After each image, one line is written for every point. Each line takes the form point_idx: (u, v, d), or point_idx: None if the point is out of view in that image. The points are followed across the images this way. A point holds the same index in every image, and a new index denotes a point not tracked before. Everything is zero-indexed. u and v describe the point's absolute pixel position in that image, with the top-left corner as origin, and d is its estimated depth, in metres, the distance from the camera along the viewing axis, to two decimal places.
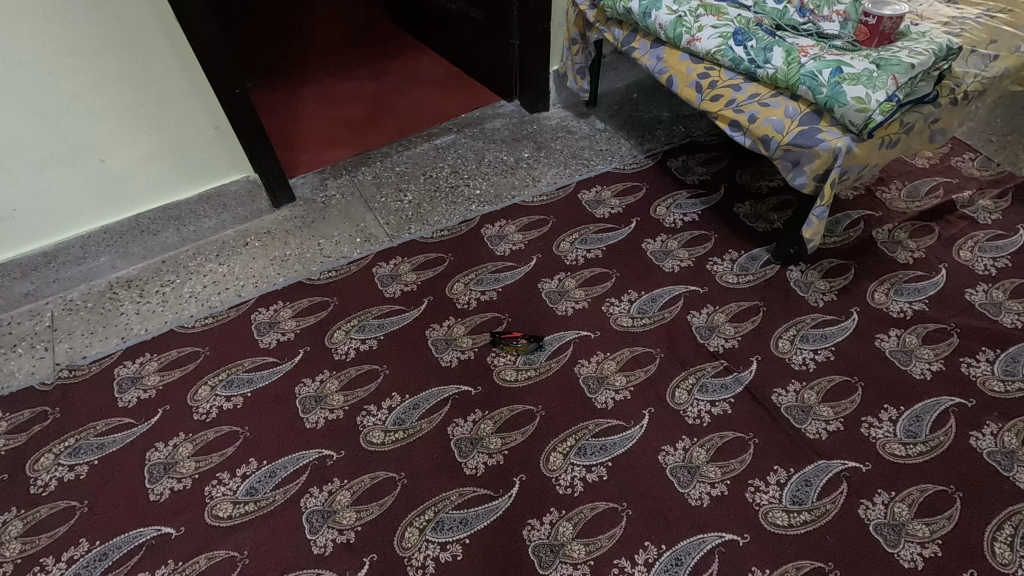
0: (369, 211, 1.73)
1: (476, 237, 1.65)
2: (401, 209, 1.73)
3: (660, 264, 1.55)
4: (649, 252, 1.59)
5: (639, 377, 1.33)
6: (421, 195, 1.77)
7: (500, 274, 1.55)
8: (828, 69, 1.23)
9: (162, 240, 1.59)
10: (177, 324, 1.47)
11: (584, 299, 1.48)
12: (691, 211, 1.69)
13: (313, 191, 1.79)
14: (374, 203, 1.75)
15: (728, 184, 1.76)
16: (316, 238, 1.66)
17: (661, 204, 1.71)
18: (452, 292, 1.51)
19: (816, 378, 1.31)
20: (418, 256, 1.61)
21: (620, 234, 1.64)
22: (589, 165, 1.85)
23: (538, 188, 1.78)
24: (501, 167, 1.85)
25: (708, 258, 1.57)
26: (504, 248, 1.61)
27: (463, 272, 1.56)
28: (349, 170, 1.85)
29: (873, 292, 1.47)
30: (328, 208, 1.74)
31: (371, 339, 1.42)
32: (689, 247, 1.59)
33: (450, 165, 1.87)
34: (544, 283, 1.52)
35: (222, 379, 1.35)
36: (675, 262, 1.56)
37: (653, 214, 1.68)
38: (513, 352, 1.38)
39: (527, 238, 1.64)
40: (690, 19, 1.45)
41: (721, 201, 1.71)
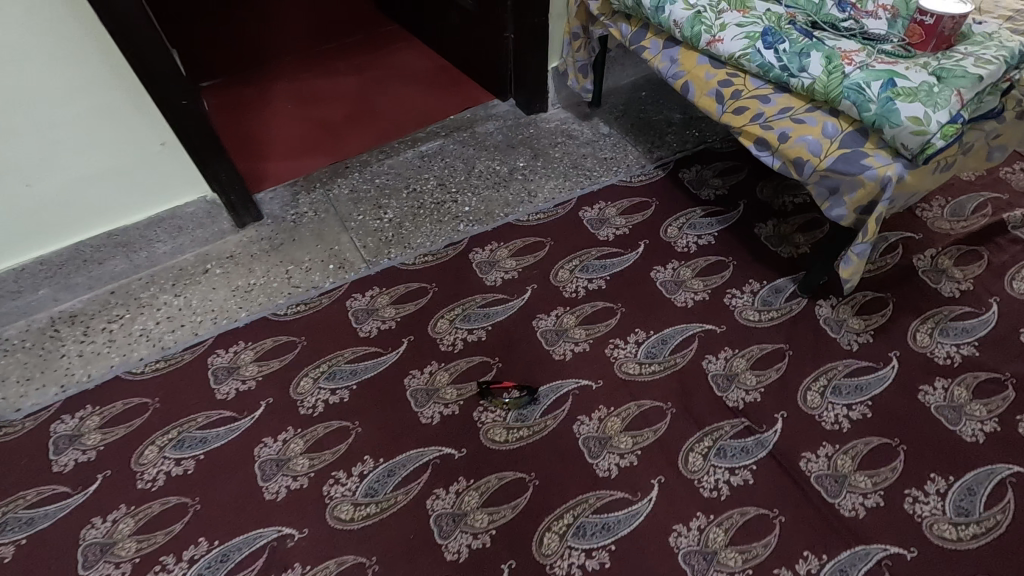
0: (345, 232, 1.54)
1: (464, 263, 1.46)
2: (381, 229, 1.54)
3: (671, 298, 1.37)
4: (659, 283, 1.40)
5: (647, 438, 1.16)
6: (403, 213, 1.58)
7: (491, 308, 1.37)
8: (878, 82, 1.03)
9: (110, 269, 1.41)
10: (124, 370, 1.29)
11: (585, 340, 1.31)
12: (707, 233, 1.50)
13: (283, 208, 1.60)
14: (350, 222, 1.57)
15: (748, 200, 1.56)
16: (284, 265, 1.48)
17: (673, 224, 1.52)
18: (436, 330, 1.34)
19: (850, 440, 1.14)
20: (398, 286, 1.42)
21: (627, 260, 1.45)
22: (591, 177, 1.65)
23: (534, 205, 1.58)
24: (493, 179, 1.66)
25: (726, 290, 1.38)
26: (495, 277, 1.43)
27: (449, 306, 1.38)
28: (324, 182, 1.66)
29: (915, 333, 1.29)
30: (299, 229, 1.55)
31: (342, 389, 1.25)
32: (704, 277, 1.41)
33: (436, 177, 1.67)
34: (539, 321, 1.34)
35: (172, 438, 1.19)
36: (688, 295, 1.37)
37: (664, 237, 1.49)
38: (503, 406, 1.21)
39: (521, 265, 1.45)
40: (710, 15, 1.23)
41: (740, 221, 1.52)
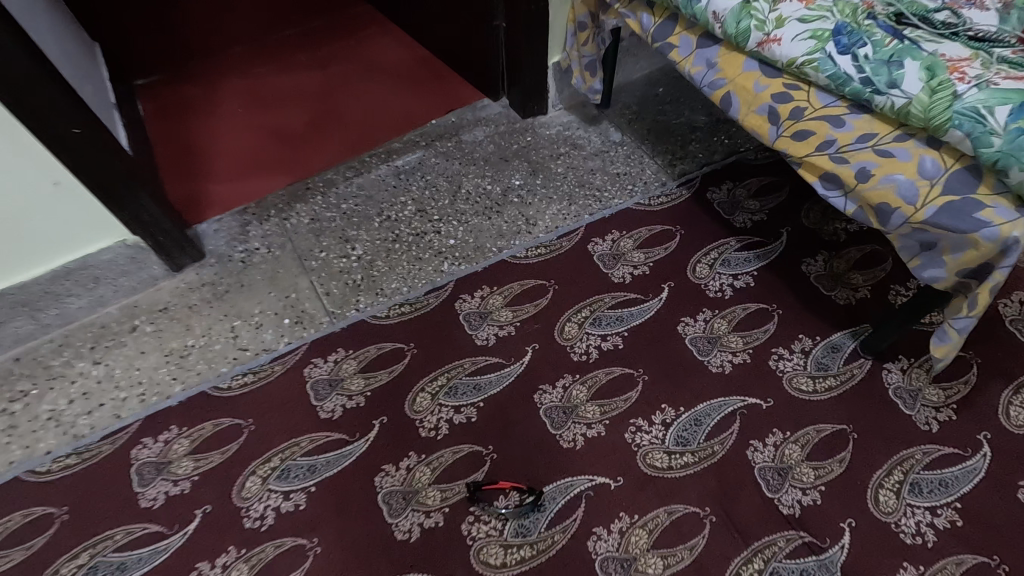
0: (304, 276, 1.27)
1: (449, 315, 1.20)
2: (347, 271, 1.27)
3: (704, 361, 1.12)
4: (689, 340, 1.14)
5: (682, 559, 0.92)
6: (374, 249, 1.31)
7: (482, 377, 1.12)
8: (1005, 106, 0.74)
9: (10, 332, 1.14)
10: (27, 469, 1.04)
11: (599, 421, 1.05)
12: (745, 273, 1.23)
13: (229, 244, 1.32)
14: (310, 262, 1.29)
15: (793, 228, 1.29)
16: (229, 319, 1.21)
17: (702, 261, 1.25)
18: (414, 409, 1.08)
19: (938, 560, 0.90)
20: (368, 348, 1.16)
21: (647, 309, 1.19)
22: (602, 199, 1.36)
23: (533, 237, 1.31)
24: (483, 203, 1.38)
25: (771, 350, 1.13)
26: (487, 334, 1.17)
27: (430, 375, 1.12)
28: (279, 209, 1.38)
29: (1007, 406, 1.04)
30: (249, 271, 1.28)
31: (299, 493, 1.00)
32: (742, 332, 1.15)
33: (414, 200, 1.39)
34: (541, 393, 1.09)
35: (81, 565, 0.95)
36: (725, 357, 1.12)
37: (691, 278, 1.23)
38: (499, 514, 0.96)
39: (518, 318, 1.19)
40: (763, 5, 0.94)
41: (783, 256, 1.25)
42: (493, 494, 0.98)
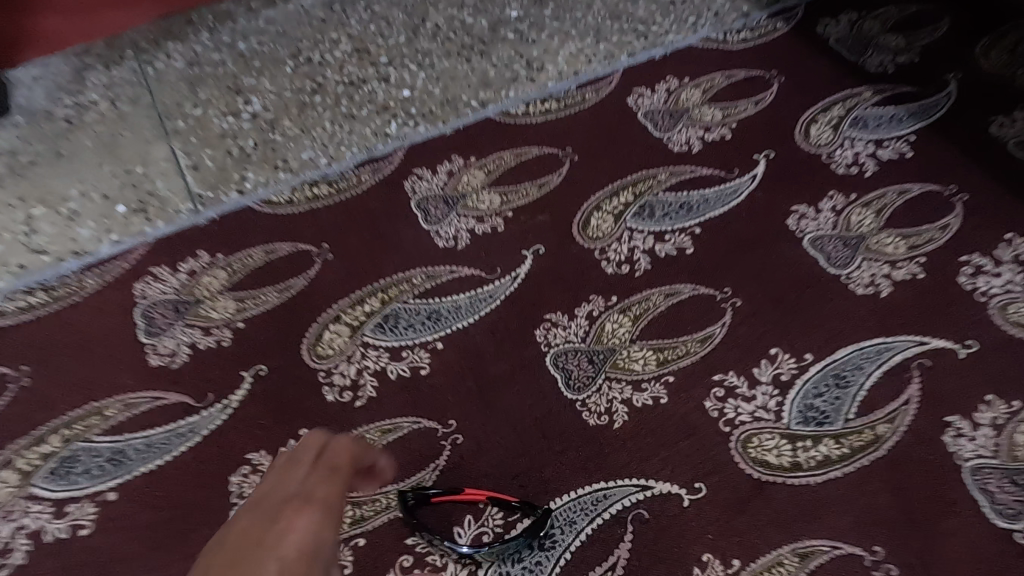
0: (161, 142, 0.77)
1: (393, 202, 0.71)
2: (232, 135, 0.78)
3: (841, 277, 0.63)
4: (808, 243, 0.65)
5: None
6: (282, 104, 0.81)
7: (443, 299, 0.63)
8: None
9: None
10: None
11: (654, 378, 0.57)
12: (894, 139, 0.73)
13: (53, 96, 0.83)
14: (174, 121, 0.79)
15: (965, 74, 0.79)
16: (27, 206, 0.72)
17: (819, 120, 0.75)
18: (320, 353, 0.60)
19: None
20: (251, 252, 0.67)
21: (732, 193, 0.69)
22: (648, 35, 0.85)
23: (539, 87, 0.81)
24: (460, 41, 0.87)
25: (958, 259, 0.63)
26: (456, 230, 0.68)
27: (354, 295, 0.64)
28: (141, 49, 0.88)
29: None
30: (75, 134, 0.78)
31: (85, 504, 0.53)
32: (901, 229, 0.66)
33: (352, 38, 0.88)
34: (548, 328, 0.60)
35: None
36: (877, 271, 0.63)
37: (804, 146, 0.73)
38: (464, 557, 0.50)
39: (511, 205, 0.70)
40: None
41: (955, 114, 0.75)
42: (454, 515, 0.52)
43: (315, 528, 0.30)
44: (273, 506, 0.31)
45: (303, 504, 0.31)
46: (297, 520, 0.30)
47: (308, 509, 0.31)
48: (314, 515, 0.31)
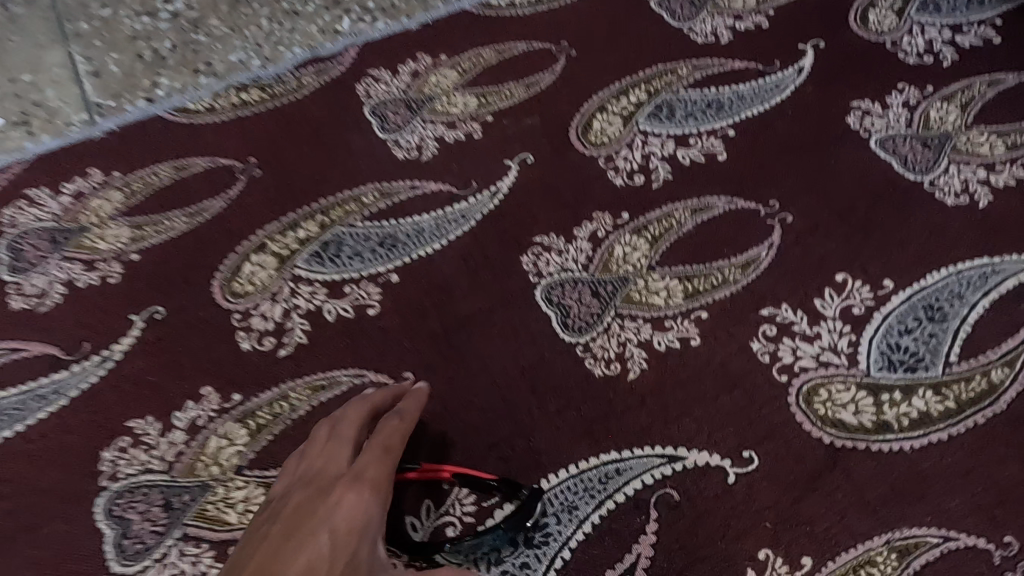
0: (54, 45, 0.62)
1: (340, 107, 0.55)
2: (145, 36, 0.61)
3: (923, 185, 0.47)
4: (877, 146, 0.50)
5: None
6: None
7: (402, 222, 0.48)
8: None
9: None
10: None
11: (681, 314, 0.42)
12: (976, 23, 0.57)
13: None
14: (74, 22, 0.62)
15: None
16: None
17: (877, 4, 0.58)
18: (236, 290, 0.45)
19: None
20: (156, 169, 0.52)
21: (774, 89, 0.54)
22: None
23: None
24: None
25: None
26: (421, 139, 0.53)
27: (285, 219, 0.49)
28: None
29: None
30: None
31: None
32: (995, 126, 0.51)
33: None
34: (538, 254, 0.46)
35: None
36: (971, 177, 0.48)
37: (861, 34, 0.57)
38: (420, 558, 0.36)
39: (492, 109, 0.54)
40: None
41: None
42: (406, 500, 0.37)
43: (361, 505, 0.33)
44: (324, 486, 0.34)
45: (344, 488, 0.33)
46: (343, 499, 0.33)
47: (355, 490, 0.33)
48: (359, 493, 0.33)
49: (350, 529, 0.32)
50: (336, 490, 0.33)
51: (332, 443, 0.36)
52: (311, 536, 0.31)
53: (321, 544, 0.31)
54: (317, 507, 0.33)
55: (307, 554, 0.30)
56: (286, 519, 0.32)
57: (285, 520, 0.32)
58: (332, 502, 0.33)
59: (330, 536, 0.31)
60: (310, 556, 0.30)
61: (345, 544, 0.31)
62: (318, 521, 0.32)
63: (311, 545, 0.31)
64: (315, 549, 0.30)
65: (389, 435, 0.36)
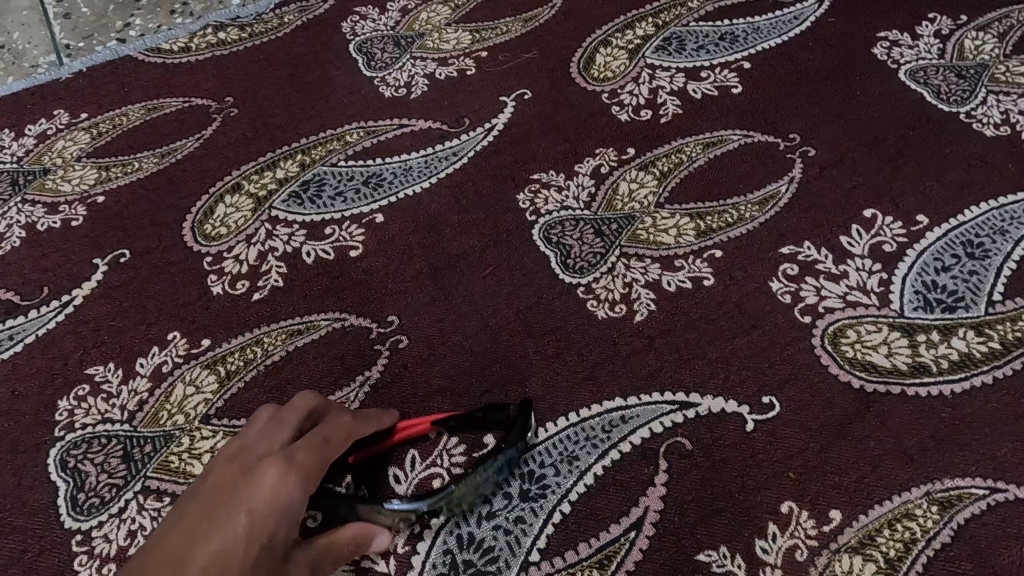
0: None
1: (323, 45, 0.51)
2: None
3: (959, 116, 0.43)
4: (907, 76, 0.46)
5: None
6: None
7: (389, 160, 0.45)
8: None
9: None
10: None
11: (693, 253, 0.39)
12: None
13: None
14: None
15: None
16: None
17: None
18: (207, 232, 0.42)
19: None
20: (127, 110, 0.49)
21: (793, 19, 0.50)
22: None
23: None
24: None
25: None
26: (410, 76, 0.49)
27: (262, 158, 0.45)
28: None
29: None
30: None
31: None
32: None
33: None
34: (535, 191, 0.42)
35: None
36: (1012, 106, 0.43)
37: None
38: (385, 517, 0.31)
39: (486, 45, 0.50)
40: None
41: None
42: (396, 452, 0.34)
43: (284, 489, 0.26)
44: (245, 462, 0.27)
45: (270, 464, 0.27)
46: (262, 480, 0.26)
47: (283, 470, 0.27)
48: (287, 477, 0.26)
49: (272, 517, 0.25)
50: (260, 466, 0.27)
51: (270, 421, 0.29)
52: (220, 526, 0.24)
53: (231, 538, 0.24)
54: (233, 487, 0.26)
55: (215, 547, 0.24)
56: (193, 503, 0.25)
57: (193, 501, 0.26)
58: (251, 484, 0.26)
59: (247, 525, 0.25)
60: (219, 550, 0.24)
61: (261, 535, 0.25)
62: (231, 506, 0.25)
63: (221, 534, 0.24)
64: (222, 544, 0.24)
65: (337, 427, 0.30)
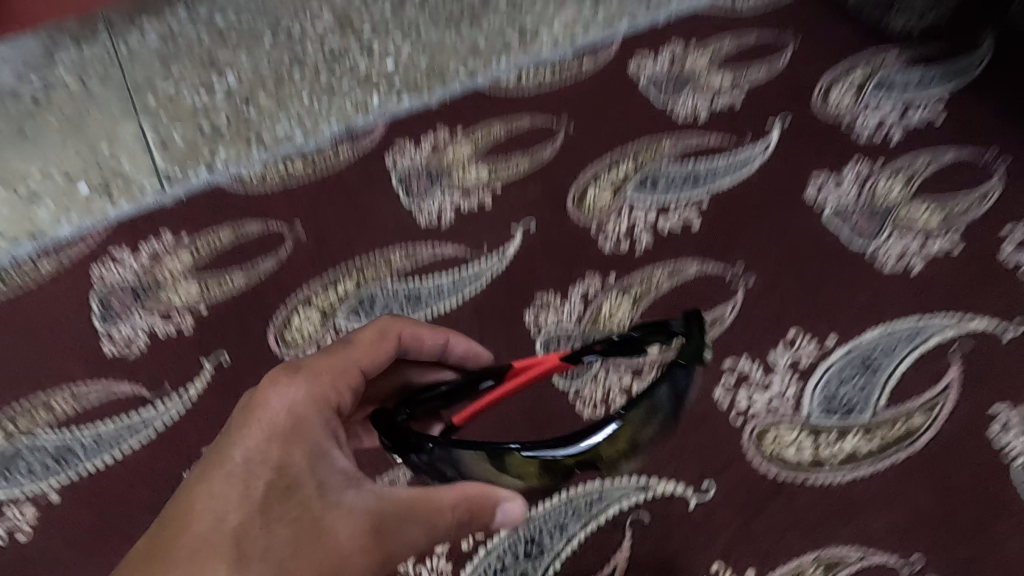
0: (129, 120, 0.73)
1: (371, 176, 0.65)
2: (205, 112, 0.73)
3: (866, 252, 0.56)
4: (830, 216, 0.58)
5: None
6: (257, 78, 0.76)
7: (426, 280, 0.58)
8: None
9: None
10: None
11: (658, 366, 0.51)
12: (925, 102, 0.66)
13: (20, 75, 0.79)
14: (145, 100, 0.75)
15: (1001, 29, 0.72)
16: None
17: (840, 83, 0.69)
18: (286, 339, 0.55)
19: None
20: (217, 231, 0.62)
21: (745, 163, 0.63)
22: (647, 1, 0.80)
23: (529, 56, 0.75)
24: (447, 11, 0.81)
25: (1000, 227, 0.57)
26: (440, 204, 0.62)
27: (326, 276, 0.58)
28: (114, 26, 0.84)
29: None
30: (43, 113, 0.75)
31: (34, 503, 0.49)
32: (935, 197, 0.59)
33: (334, 10, 0.83)
34: (538, 310, 0.55)
35: None
36: (908, 245, 0.56)
37: (821, 112, 0.66)
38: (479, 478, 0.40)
39: (499, 179, 0.64)
40: None
41: (987, 79, 0.68)
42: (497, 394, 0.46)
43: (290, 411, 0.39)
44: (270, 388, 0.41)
45: (275, 393, 0.40)
46: (273, 405, 0.40)
47: (291, 391, 0.40)
48: (292, 395, 0.40)
49: (279, 433, 0.39)
50: (271, 396, 0.40)
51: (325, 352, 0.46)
52: (236, 452, 0.38)
53: (245, 457, 0.37)
54: (254, 412, 0.40)
55: (232, 470, 0.37)
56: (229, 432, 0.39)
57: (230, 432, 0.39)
58: (268, 409, 0.39)
59: (256, 447, 0.38)
60: (234, 472, 0.37)
61: (274, 450, 0.38)
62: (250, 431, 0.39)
63: (239, 459, 0.37)
64: (236, 468, 0.37)
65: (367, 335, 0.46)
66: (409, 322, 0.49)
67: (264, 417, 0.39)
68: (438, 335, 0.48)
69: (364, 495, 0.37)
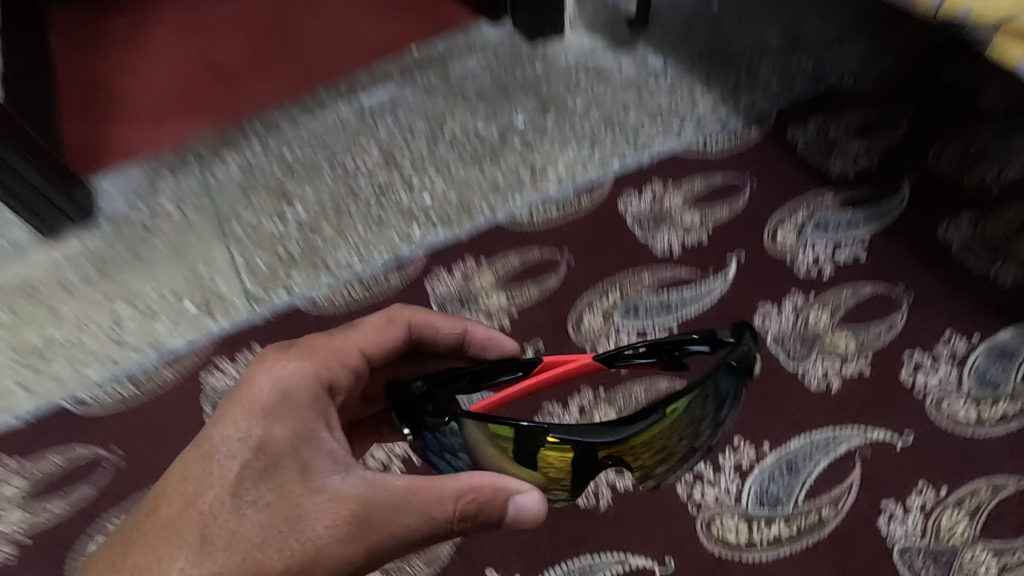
0: (221, 246, 0.92)
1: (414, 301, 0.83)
2: (281, 240, 0.92)
3: (797, 373, 0.73)
4: (772, 342, 0.75)
5: None
6: (321, 209, 0.95)
7: None
8: None
9: None
10: None
11: None
12: (852, 241, 0.84)
13: (130, 203, 0.98)
14: (233, 230, 0.94)
15: (918, 176, 0.90)
16: (112, 304, 0.87)
17: (787, 223, 0.86)
18: None
19: None
20: None
21: (706, 295, 0.81)
22: (635, 143, 0.98)
23: (539, 193, 0.93)
24: (472, 149, 1.00)
25: (903, 353, 0.74)
26: None
27: None
28: (201, 157, 1.04)
29: None
30: (151, 238, 0.94)
31: None
32: (853, 326, 0.76)
33: (380, 146, 1.03)
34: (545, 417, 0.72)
35: None
36: (829, 368, 0.73)
37: (769, 249, 0.84)
38: (492, 456, 0.51)
39: (515, 305, 0.81)
40: None
41: (903, 221, 0.85)
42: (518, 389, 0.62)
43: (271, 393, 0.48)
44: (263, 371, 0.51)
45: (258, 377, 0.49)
46: (255, 386, 0.49)
47: (274, 373, 0.50)
48: (274, 379, 0.49)
49: (262, 411, 0.48)
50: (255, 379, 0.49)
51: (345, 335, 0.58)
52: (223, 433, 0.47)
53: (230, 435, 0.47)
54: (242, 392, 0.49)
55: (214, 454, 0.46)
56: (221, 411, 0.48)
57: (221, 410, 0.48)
58: (251, 389, 0.48)
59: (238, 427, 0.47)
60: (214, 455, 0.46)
61: (256, 427, 0.47)
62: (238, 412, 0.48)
63: (220, 443, 0.46)
64: (219, 448, 0.46)
65: (382, 322, 0.61)
66: (416, 313, 0.64)
67: (247, 394, 0.48)
68: (453, 325, 0.65)
69: (341, 483, 0.46)
